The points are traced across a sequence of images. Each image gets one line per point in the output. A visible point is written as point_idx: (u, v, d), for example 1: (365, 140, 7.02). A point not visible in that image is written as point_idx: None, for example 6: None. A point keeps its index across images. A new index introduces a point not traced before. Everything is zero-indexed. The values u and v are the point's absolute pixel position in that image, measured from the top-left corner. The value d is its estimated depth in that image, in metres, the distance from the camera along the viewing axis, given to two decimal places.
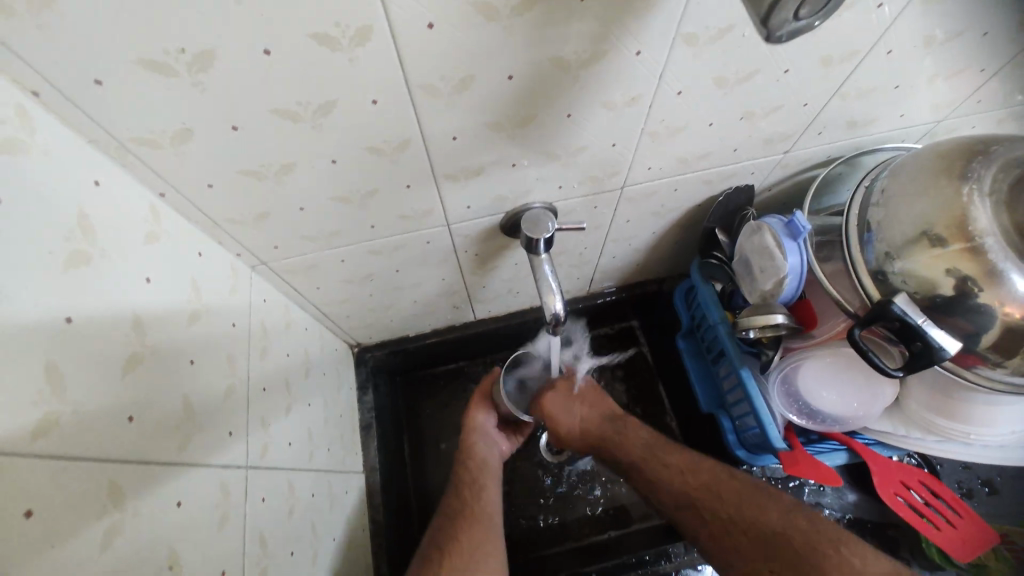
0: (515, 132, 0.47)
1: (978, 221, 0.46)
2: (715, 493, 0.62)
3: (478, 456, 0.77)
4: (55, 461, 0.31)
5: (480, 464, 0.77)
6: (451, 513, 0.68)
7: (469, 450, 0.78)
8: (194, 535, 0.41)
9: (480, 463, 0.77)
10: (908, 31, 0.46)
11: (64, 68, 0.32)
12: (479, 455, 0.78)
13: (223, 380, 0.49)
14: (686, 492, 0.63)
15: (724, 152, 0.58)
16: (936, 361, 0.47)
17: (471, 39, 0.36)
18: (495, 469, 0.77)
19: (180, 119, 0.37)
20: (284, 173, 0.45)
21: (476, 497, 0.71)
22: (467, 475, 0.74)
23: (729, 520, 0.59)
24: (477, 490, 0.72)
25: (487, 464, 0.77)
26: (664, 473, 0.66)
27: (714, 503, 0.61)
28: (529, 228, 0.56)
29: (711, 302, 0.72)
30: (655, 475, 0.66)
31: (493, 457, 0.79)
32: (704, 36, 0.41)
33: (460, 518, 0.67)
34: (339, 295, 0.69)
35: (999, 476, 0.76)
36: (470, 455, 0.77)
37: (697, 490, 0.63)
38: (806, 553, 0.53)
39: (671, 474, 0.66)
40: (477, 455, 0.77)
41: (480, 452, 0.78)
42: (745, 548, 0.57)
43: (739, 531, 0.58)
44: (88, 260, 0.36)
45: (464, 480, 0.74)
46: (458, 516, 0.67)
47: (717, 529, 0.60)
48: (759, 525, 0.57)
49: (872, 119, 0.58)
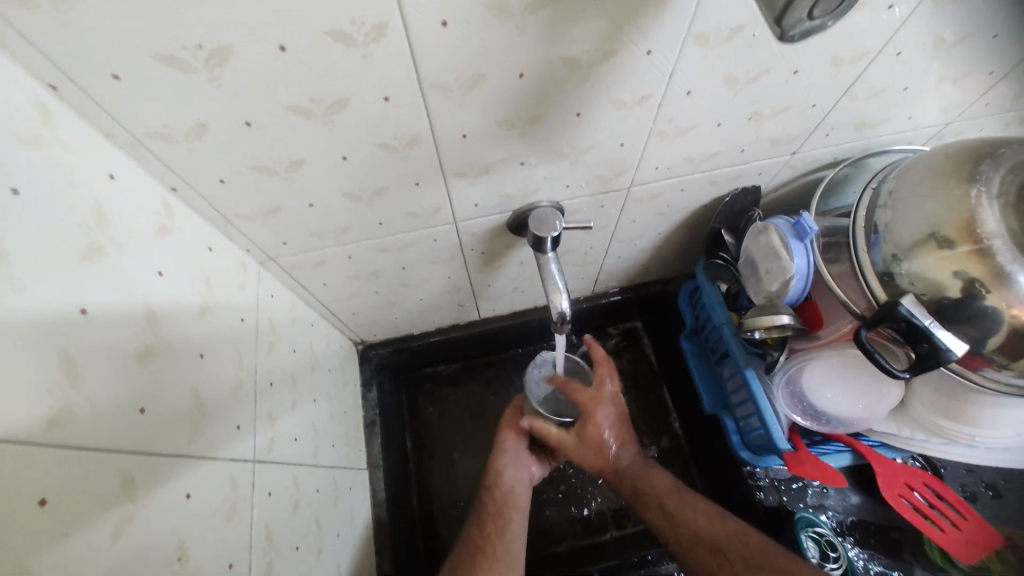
0: (525, 130, 0.47)
1: (986, 224, 0.46)
2: (743, 540, 0.62)
3: (505, 484, 0.74)
4: (68, 449, 0.31)
5: (507, 492, 0.73)
6: (473, 549, 0.67)
7: (497, 477, 0.75)
8: (201, 527, 0.41)
9: (505, 492, 0.73)
10: (917, 34, 0.47)
11: (84, 63, 0.32)
12: (506, 483, 0.74)
13: (231, 374, 0.49)
14: (710, 533, 0.64)
15: (731, 153, 0.59)
16: (942, 363, 0.47)
17: (484, 37, 0.37)
18: (522, 500, 0.73)
19: (194, 115, 0.38)
20: (294, 169, 0.45)
21: (500, 532, 0.68)
22: (491, 506, 0.72)
23: (758, 565, 0.59)
24: (501, 524, 0.69)
25: (514, 494, 0.73)
26: (691, 513, 0.66)
27: (741, 549, 0.61)
28: (536, 226, 0.57)
29: (717, 303, 0.71)
30: (678, 514, 0.66)
31: (521, 485, 0.75)
32: (715, 37, 0.42)
33: (483, 556, 0.65)
34: (346, 292, 0.70)
35: (1003, 480, 0.76)
36: (496, 483, 0.74)
37: (725, 536, 0.63)
38: None
39: (697, 514, 0.66)
40: (502, 482, 0.74)
41: (508, 479, 0.75)
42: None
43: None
44: (101, 253, 0.36)
45: (487, 512, 0.71)
46: (481, 552, 0.66)
47: (742, 572, 0.59)
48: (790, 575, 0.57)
49: (879, 121, 0.58)
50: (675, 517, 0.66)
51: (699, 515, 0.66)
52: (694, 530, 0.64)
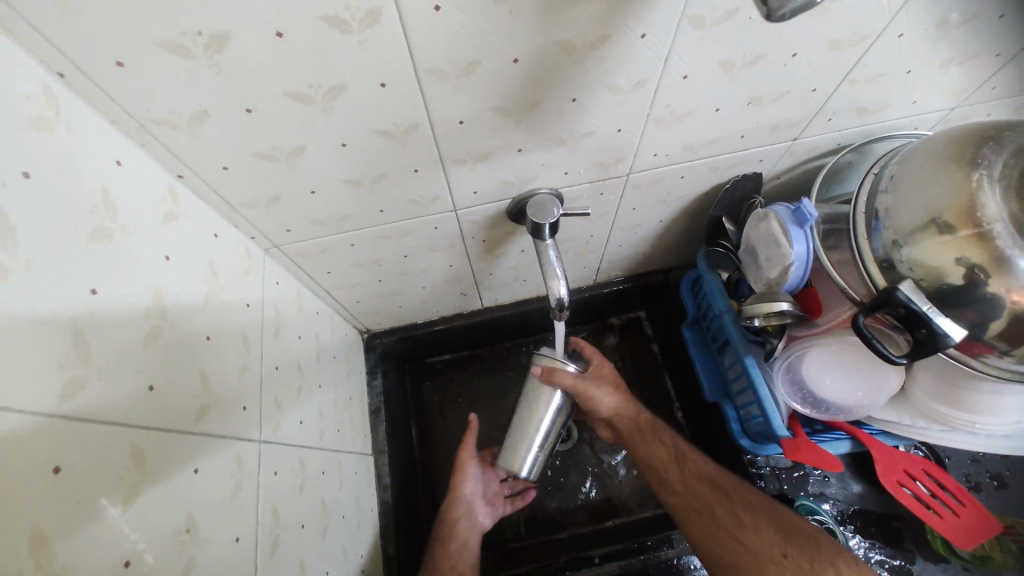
0: (521, 116, 0.48)
1: (987, 208, 0.46)
2: (744, 485, 0.66)
3: (458, 536, 0.76)
4: (80, 421, 0.33)
5: (461, 545, 0.76)
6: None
7: (451, 530, 0.76)
8: (208, 500, 0.43)
9: (458, 544, 0.76)
10: (920, 15, 0.46)
11: (88, 49, 0.33)
12: (461, 534, 0.77)
13: (238, 356, 0.51)
14: (715, 474, 0.67)
15: (731, 139, 0.58)
16: (941, 348, 0.47)
17: (478, 22, 0.37)
18: (474, 549, 0.77)
19: (197, 101, 0.39)
20: (295, 156, 0.46)
21: None
22: (445, 560, 0.73)
23: (758, 507, 0.63)
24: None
25: (466, 545, 0.76)
26: (699, 455, 0.70)
27: (743, 491, 0.65)
28: (535, 213, 0.57)
29: (718, 291, 0.71)
30: (688, 453, 0.70)
31: (474, 534, 0.78)
32: (710, 19, 0.41)
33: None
34: (350, 280, 0.71)
35: (1008, 470, 0.75)
36: (450, 535, 0.76)
37: (728, 479, 0.67)
38: (819, 562, 0.56)
39: (703, 458, 0.70)
40: (456, 535, 0.76)
41: (463, 532, 0.77)
42: (766, 531, 0.61)
43: (764, 518, 0.62)
44: (108, 236, 0.38)
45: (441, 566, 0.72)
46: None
47: (741, 511, 0.63)
48: (788, 520, 0.61)
49: (883, 106, 0.58)
50: (683, 457, 0.70)
51: (704, 461, 0.69)
52: (702, 470, 0.68)
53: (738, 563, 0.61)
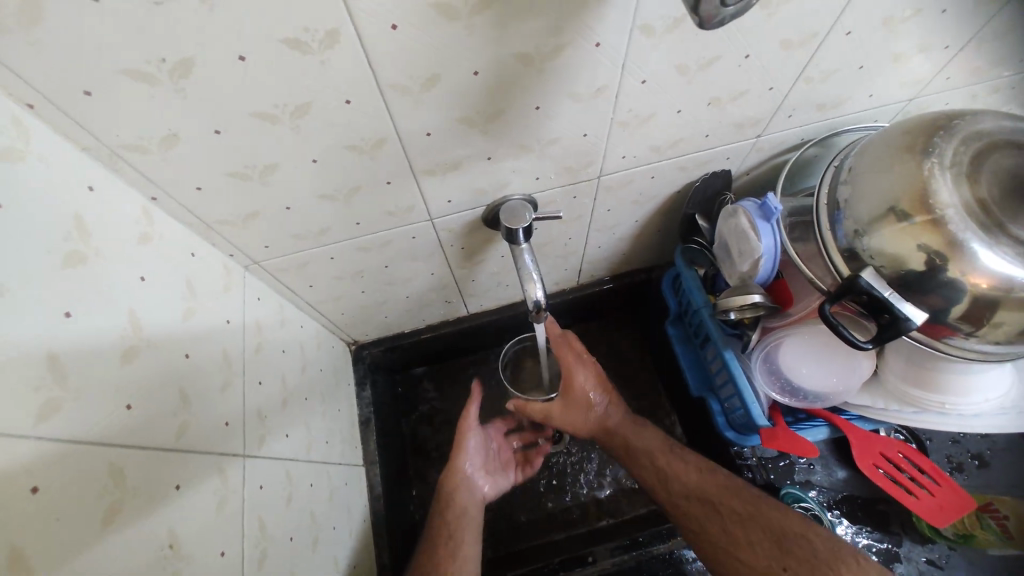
0: (486, 126, 0.49)
1: (939, 195, 0.48)
2: (732, 492, 0.64)
3: (459, 504, 0.75)
4: (57, 442, 0.34)
5: (460, 512, 0.74)
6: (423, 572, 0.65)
7: (449, 500, 0.75)
8: (191, 516, 0.43)
9: (457, 511, 0.73)
10: (865, 13, 0.48)
11: (56, 80, 0.34)
12: (460, 502, 0.75)
13: (220, 372, 0.51)
14: (700, 487, 0.65)
15: (696, 139, 0.60)
16: (904, 333, 0.49)
17: (434, 38, 0.38)
18: (475, 517, 0.74)
19: (165, 125, 0.40)
20: (268, 174, 0.47)
21: (454, 552, 0.68)
22: (445, 526, 0.71)
23: (747, 517, 0.61)
24: (454, 546, 0.68)
25: (466, 512, 0.74)
26: (681, 467, 0.68)
27: (731, 501, 0.63)
28: (508, 220, 0.59)
29: (695, 287, 0.73)
30: (669, 467, 0.68)
31: (472, 502, 0.76)
32: (661, 26, 0.43)
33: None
34: (332, 293, 0.72)
35: (989, 450, 0.77)
36: (449, 505, 0.74)
37: (713, 487, 0.65)
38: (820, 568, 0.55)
39: (687, 469, 0.68)
40: (456, 500, 0.75)
41: (462, 500, 0.76)
42: (764, 546, 0.59)
43: (754, 529, 0.61)
44: (82, 260, 0.39)
45: (440, 533, 0.70)
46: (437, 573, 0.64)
47: (733, 525, 0.62)
48: (776, 524, 0.60)
49: (841, 101, 0.60)
50: (665, 474, 0.68)
51: (688, 472, 0.67)
52: (686, 484, 0.66)
53: None
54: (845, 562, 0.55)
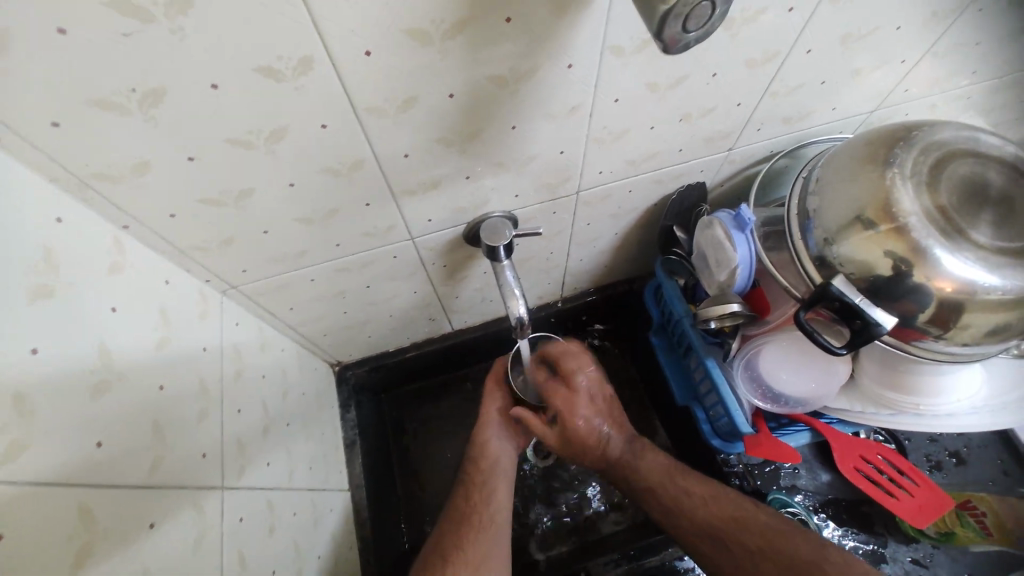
0: (464, 146, 0.50)
1: (902, 203, 0.49)
2: (739, 523, 0.62)
3: (491, 455, 0.73)
4: (21, 485, 0.32)
5: (493, 463, 0.72)
6: (459, 518, 0.66)
7: (481, 449, 0.73)
8: (167, 554, 0.42)
9: (491, 461, 0.72)
10: (824, 31, 0.50)
11: (20, 112, 0.34)
12: (493, 452, 0.73)
13: (196, 401, 0.50)
14: (709, 521, 0.63)
15: (670, 153, 0.62)
16: (875, 337, 0.50)
17: (408, 62, 0.39)
18: (508, 470, 0.72)
19: (136, 153, 0.39)
20: (243, 199, 0.47)
21: (485, 501, 0.68)
22: (478, 475, 0.71)
23: (758, 551, 0.59)
24: (487, 496, 0.68)
25: (500, 461, 0.73)
26: (687, 500, 0.66)
27: (740, 534, 0.61)
28: (489, 237, 0.59)
29: (676, 297, 0.75)
30: (676, 501, 0.66)
31: (506, 453, 0.74)
32: (630, 47, 0.44)
33: (469, 526, 0.65)
34: (313, 314, 0.70)
35: (965, 447, 0.79)
36: (481, 455, 0.73)
37: (721, 520, 0.63)
38: None
39: (693, 501, 0.65)
40: (488, 448, 0.73)
41: (494, 449, 0.73)
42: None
43: (767, 564, 0.58)
44: (51, 293, 0.38)
45: (474, 481, 0.70)
46: (466, 522, 0.65)
47: (742, 557, 0.60)
48: (787, 556, 0.57)
49: (807, 113, 0.62)
50: (672, 507, 0.66)
51: (696, 504, 0.65)
52: (693, 517, 0.64)
53: None
54: None
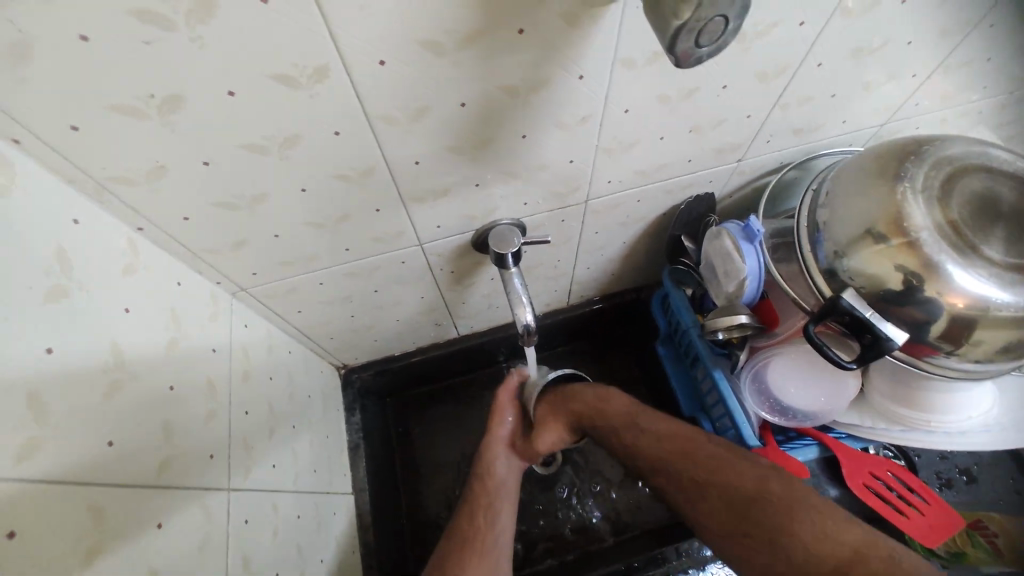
0: (474, 154, 0.50)
1: (914, 218, 0.49)
2: (690, 456, 0.60)
3: (496, 475, 0.71)
4: (33, 484, 0.33)
5: (500, 482, 0.71)
6: (461, 542, 0.65)
7: (488, 468, 0.72)
8: (175, 553, 0.43)
9: (497, 483, 0.71)
10: (836, 44, 0.50)
11: (42, 116, 0.35)
12: (498, 474, 0.72)
13: (205, 403, 0.51)
14: (661, 460, 0.62)
15: (679, 163, 0.62)
16: (886, 352, 0.50)
17: (421, 72, 0.39)
18: (512, 492, 0.71)
19: (153, 157, 0.40)
20: (256, 203, 0.48)
21: (490, 525, 0.67)
22: (484, 496, 0.70)
23: (704, 484, 0.57)
24: (492, 516, 0.68)
25: (505, 485, 0.71)
26: (640, 439, 0.64)
27: (688, 467, 0.59)
28: (498, 244, 0.59)
29: (684, 306, 0.74)
30: (631, 442, 0.65)
31: (512, 475, 0.73)
32: (641, 59, 0.45)
33: (472, 552, 0.64)
34: (320, 318, 0.71)
35: (976, 465, 0.78)
36: (488, 473, 0.72)
37: (671, 452, 0.61)
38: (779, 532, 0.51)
39: (646, 439, 0.64)
40: (495, 473, 0.71)
41: (500, 471, 0.72)
42: (720, 512, 0.56)
43: (715, 495, 0.57)
44: (66, 293, 0.38)
45: (480, 502, 0.69)
46: (471, 544, 0.65)
47: (692, 488, 0.59)
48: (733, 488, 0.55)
49: (817, 126, 0.62)
50: (630, 449, 0.65)
51: (649, 442, 0.63)
52: (647, 456, 0.63)
53: (716, 546, 0.56)
54: (800, 519, 0.50)
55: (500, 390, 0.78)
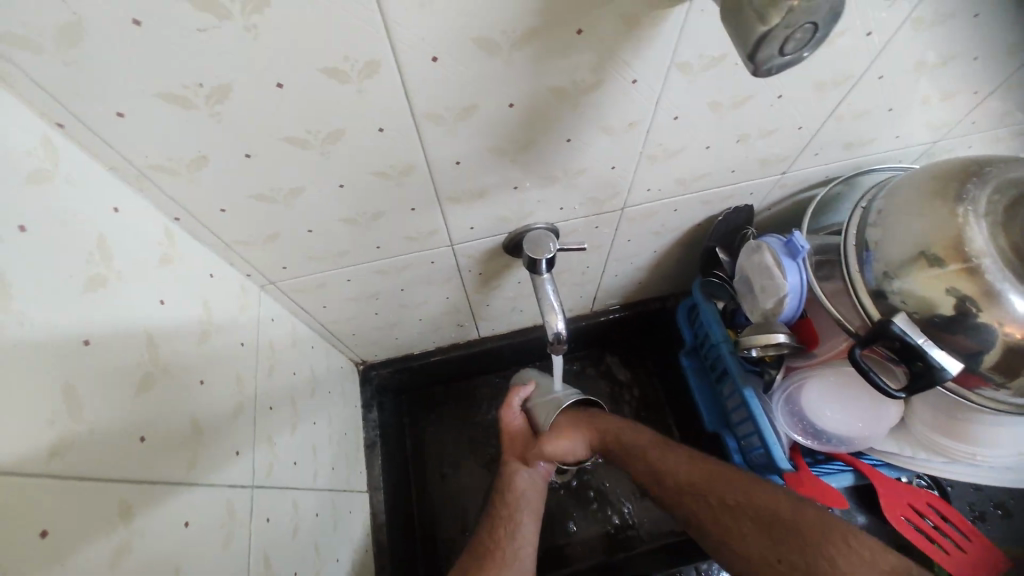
0: (516, 156, 0.48)
1: (974, 242, 0.47)
2: (724, 480, 0.58)
3: (517, 487, 0.69)
4: (65, 480, 0.32)
5: (517, 495, 0.69)
6: (481, 552, 0.64)
7: (507, 480, 0.70)
8: (199, 550, 0.42)
9: (515, 495, 0.69)
10: (900, 57, 0.48)
11: (89, 102, 0.34)
12: (517, 486, 0.70)
13: (231, 396, 0.50)
14: (693, 480, 0.60)
15: (721, 173, 0.60)
16: (937, 382, 0.48)
17: (472, 69, 0.38)
18: (534, 504, 0.69)
19: (196, 148, 0.39)
20: (293, 198, 0.47)
21: (510, 535, 0.66)
22: (503, 509, 0.68)
23: (737, 507, 0.56)
24: (512, 528, 0.66)
25: (525, 497, 0.69)
26: (672, 460, 0.62)
27: (723, 490, 0.57)
28: (532, 249, 0.58)
29: (713, 320, 0.73)
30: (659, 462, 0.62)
31: (534, 487, 0.70)
32: (698, 64, 0.43)
33: (490, 561, 0.63)
34: (345, 314, 0.70)
35: (1012, 498, 0.74)
36: (508, 485, 0.70)
37: (704, 476, 0.59)
38: (813, 557, 0.50)
39: (677, 460, 0.62)
40: (513, 486, 0.70)
41: (519, 483, 0.70)
42: (753, 537, 0.54)
43: (748, 519, 0.55)
44: (103, 284, 0.38)
45: (498, 515, 0.68)
46: (487, 555, 0.63)
47: (723, 512, 0.57)
48: (768, 513, 0.54)
49: (868, 140, 0.59)
50: (659, 469, 0.62)
51: (681, 463, 0.61)
52: (678, 477, 0.60)
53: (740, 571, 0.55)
54: (837, 548, 0.49)
55: (502, 409, 0.73)
